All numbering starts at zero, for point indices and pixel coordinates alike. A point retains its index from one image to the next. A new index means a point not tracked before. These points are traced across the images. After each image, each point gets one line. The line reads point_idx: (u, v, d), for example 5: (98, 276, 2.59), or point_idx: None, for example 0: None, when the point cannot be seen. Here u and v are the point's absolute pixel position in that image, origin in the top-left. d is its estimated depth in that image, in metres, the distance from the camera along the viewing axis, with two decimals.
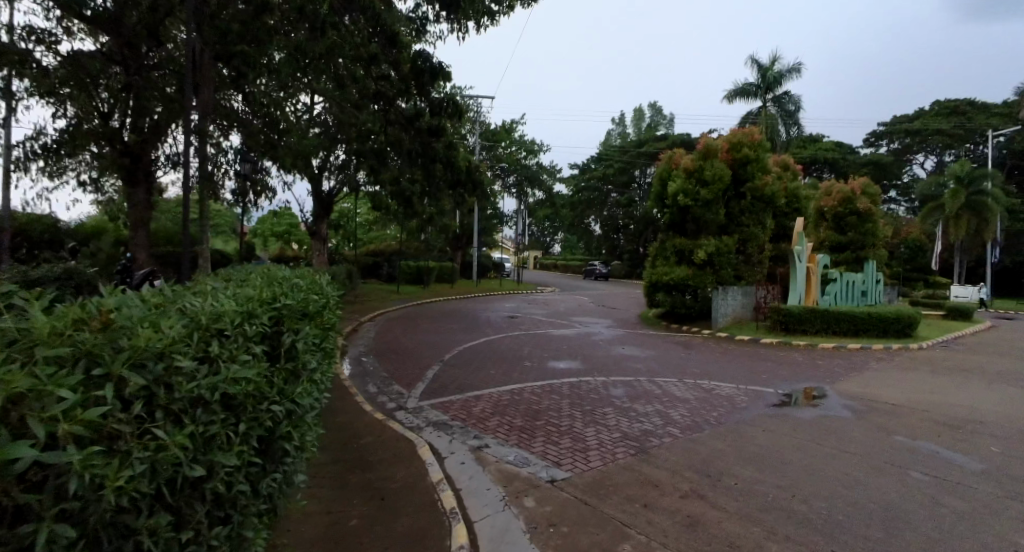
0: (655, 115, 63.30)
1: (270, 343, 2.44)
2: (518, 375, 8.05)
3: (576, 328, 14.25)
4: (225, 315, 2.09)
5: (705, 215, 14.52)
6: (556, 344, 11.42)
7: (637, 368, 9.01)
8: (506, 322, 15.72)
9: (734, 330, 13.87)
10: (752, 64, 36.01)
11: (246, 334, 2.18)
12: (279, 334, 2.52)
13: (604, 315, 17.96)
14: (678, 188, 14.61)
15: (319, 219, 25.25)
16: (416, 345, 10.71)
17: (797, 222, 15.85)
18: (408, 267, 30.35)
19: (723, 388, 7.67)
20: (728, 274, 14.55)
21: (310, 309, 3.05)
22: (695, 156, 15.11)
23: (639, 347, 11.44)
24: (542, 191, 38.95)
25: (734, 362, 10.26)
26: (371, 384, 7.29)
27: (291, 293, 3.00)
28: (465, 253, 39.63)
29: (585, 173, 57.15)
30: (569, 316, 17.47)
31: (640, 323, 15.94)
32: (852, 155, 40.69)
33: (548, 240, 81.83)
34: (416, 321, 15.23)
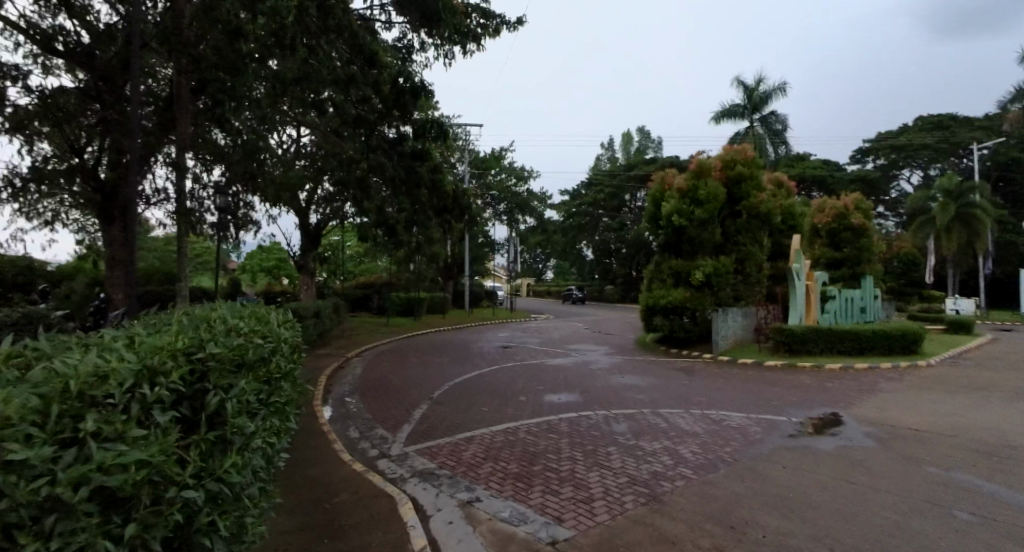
0: (643, 139, 64.34)
1: (185, 408, 1.90)
2: (513, 412, 7.48)
3: (572, 356, 13.70)
4: (114, 374, 1.52)
5: (701, 235, 14.27)
6: (553, 375, 10.83)
7: (640, 398, 8.45)
8: (500, 353, 15.12)
9: (737, 353, 13.37)
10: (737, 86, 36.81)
11: (147, 399, 1.61)
12: (203, 393, 1.97)
13: (601, 342, 17.46)
14: (672, 209, 14.40)
15: (308, 252, 24.82)
16: (404, 382, 10.08)
17: (793, 240, 15.61)
18: (400, 298, 29.86)
19: (733, 419, 7.14)
20: (727, 295, 14.18)
21: (251, 357, 2.51)
22: (688, 175, 14.94)
23: (640, 375, 10.90)
24: (534, 217, 38.94)
25: (741, 388, 9.74)
26: (354, 428, 6.70)
27: (227, 337, 2.46)
28: (457, 282, 39.24)
29: (577, 198, 57.52)
30: (565, 344, 16.95)
31: (638, 348, 15.43)
32: (839, 173, 41.16)
33: (542, 267, 81.79)
34: (407, 354, 14.61)
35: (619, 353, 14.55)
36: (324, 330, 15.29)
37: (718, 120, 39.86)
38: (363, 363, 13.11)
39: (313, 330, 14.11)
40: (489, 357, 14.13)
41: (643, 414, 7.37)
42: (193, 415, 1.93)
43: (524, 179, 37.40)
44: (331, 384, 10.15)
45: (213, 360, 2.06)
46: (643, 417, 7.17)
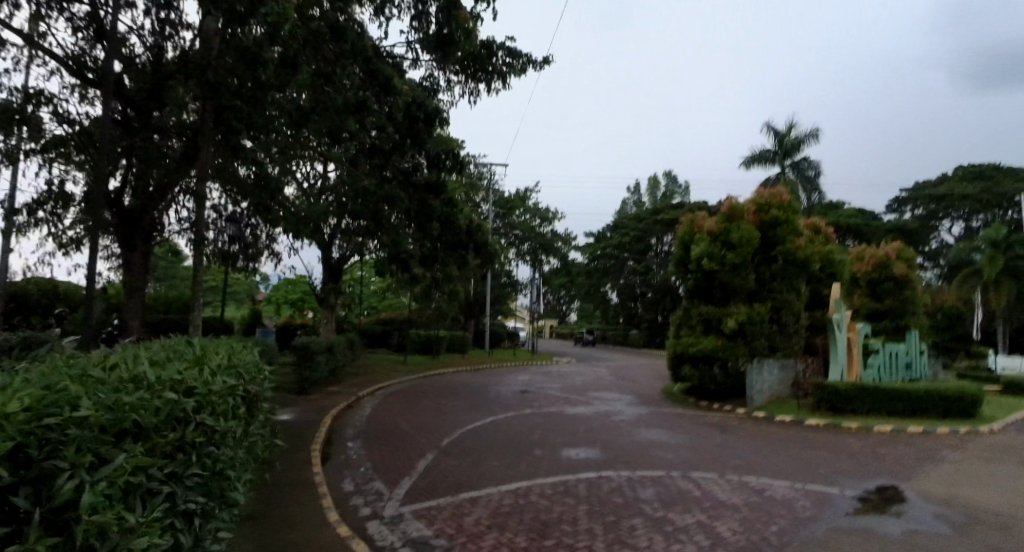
0: (670, 185, 64.33)
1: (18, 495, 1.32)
2: (527, 468, 6.71)
3: (593, 405, 12.82)
4: None
5: (734, 280, 13.48)
6: (572, 426, 10.01)
7: (670, 459, 7.56)
8: (516, 398, 14.30)
9: (773, 409, 12.23)
10: (768, 132, 36.54)
11: None
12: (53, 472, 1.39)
13: (625, 390, 16.47)
14: (703, 251, 13.74)
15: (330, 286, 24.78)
16: (411, 427, 9.39)
17: (833, 288, 14.65)
18: (419, 335, 29.44)
19: (777, 489, 6.20)
20: (762, 345, 13.21)
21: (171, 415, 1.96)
22: (718, 218, 14.35)
23: (667, 430, 9.98)
24: (558, 258, 38.60)
25: (782, 450, 8.69)
26: (349, 480, 6.05)
27: (132, 382, 1.92)
28: (478, 321, 38.72)
29: (602, 241, 57.19)
30: (586, 391, 16.02)
31: (665, 400, 14.41)
32: (874, 222, 39.86)
33: (565, 309, 80.86)
34: (420, 396, 13.90)
35: (644, 404, 13.59)
36: (337, 366, 14.81)
37: (747, 166, 39.57)
38: (372, 403, 12.46)
39: (324, 366, 13.67)
40: (504, 403, 13.32)
41: (673, 478, 6.50)
42: (37, 508, 1.26)
43: (550, 220, 37.34)
44: (334, 426, 9.52)
45: (95, 416, 1.52)
46: (672, 483, 6.31)
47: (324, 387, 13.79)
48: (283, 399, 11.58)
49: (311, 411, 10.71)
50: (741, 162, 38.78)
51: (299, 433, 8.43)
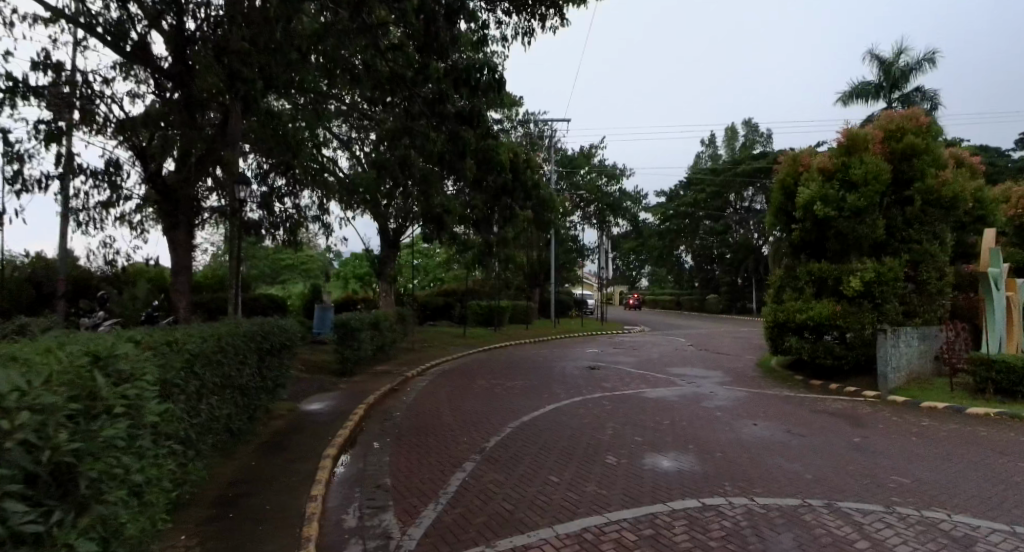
0: (750, 133, 58.16)
1: None
2: (594, 486, 4.93)
3: (676, 384, 10.77)
4: None
5: (856, 230, 10.51)
6: (652, 414, 8.11)
7: (800, 472, 5.39)
8: (583, 375, 12.52)
9: (917, 394, 9.27)
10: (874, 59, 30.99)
11: None
12: None
13: (710, 365, 14.16)
14: (813, 195, 10.84)
15: (387, 259, 24.04)
16: (452, 420, 7.92)
17: (988, 234, 11.23)
18: (480, 307, 28.31)
19: (996, 543, 3.91)
20: (896, 310, 10.25)
21: None
22: (831, 152, 11.29)
23: (775, 420, 7.76)
24: (625, 220, 35.75)
25: (958, 457, 6.18)
26: (354, 509, 4.56)
27: None
28: (542, 290, 37.05)
29: (674, 199, 53.02)
30: (665, 367, 13.87)
31: (762, 378, 12.02)
32: (1010, 160, 33.13)
33: (634, 275, 77.29)
34: (472, 375, 12.53)
35: (737, 382, 11.31)
36: (386, 344, 13.80)
37: (846, 103, 34.28)
38: (418, 386, 11.25)
39: (370, 345, 12.64)
40: (567, 381, 11.63)
41: (812, 511, 4.41)
42: None
43: (616, 179, 34.29)
44: (367, 419, 8.29)
45: None
46: (815, 522, 4.21)
47: (372, 368, 12.75)
48: (321, 383, 10.58)
49: (348, 396, 9.61)
50: (840, 98, 33.50)
51: (323, 428, 7.24)
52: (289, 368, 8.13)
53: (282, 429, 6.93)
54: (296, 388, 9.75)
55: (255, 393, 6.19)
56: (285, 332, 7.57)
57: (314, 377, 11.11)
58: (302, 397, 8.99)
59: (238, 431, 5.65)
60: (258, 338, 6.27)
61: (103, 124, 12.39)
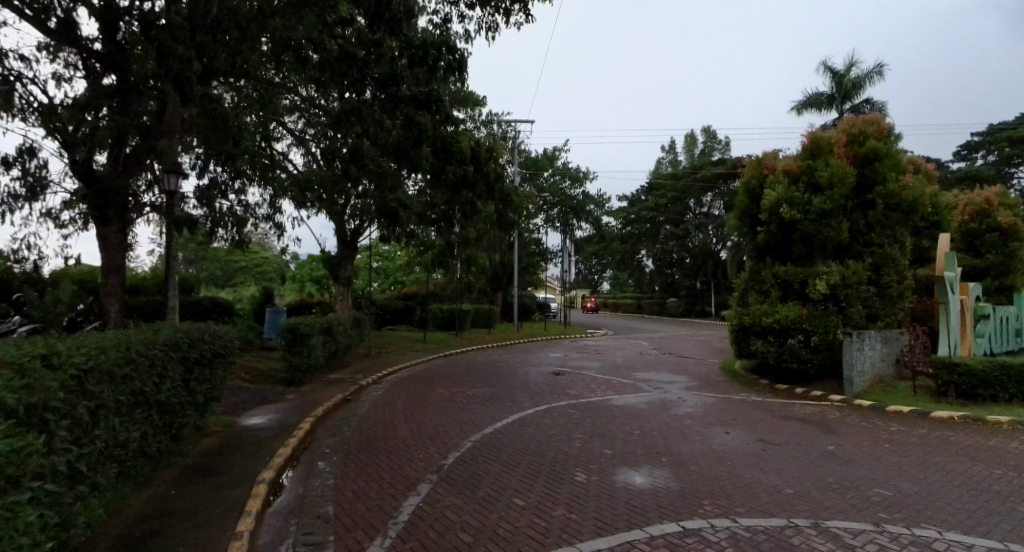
0: (708, 141, 59.93)
1: None
2: (565, 510, 4.40)
3: (644, 391, 10.47)
4: None
5: (822, 232, 10.62)
6: (623, 423, 7.69)
7: (783, 487, 5.05)
8: (548, 381, 12.05)
9: (882, 397, 9.35)
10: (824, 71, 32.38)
11: None
12: None
13: (675, 369, 14.00)
14: (780, 197, 10.86)
15: (345, 260, 23.00)
16: (408, 433, 7.25)
17: (942, 239, 11.52)
18: (442, 310, 27.55)
19: None
20: (859, 314, 10.35)
21: None
22: (796, 155, 11.40)
23: (747, 428, 7.52)
24: (589, 223, 35.87)
25: (932, 463, 6.04)
26: (285, 547, 3.84)
27: None
28: (506, 293, 36.60)
29: (636, 204, 53.79)
30: (631, 372, 13.63)
31: (728, 382, 11.92)
32: (945, 171, 35.29)
33: (597, 279, 78.06)
34: (431, 383, 11.83)
35: (704, 387, 11.12)
36: (340, 350, 12.93)
37: (800, 113, 35.71)
38: (372, 396, 10.46)
39: (322, 351, 11.78)
40: (533, 388, 11.14)
41: (800, 532, 4.05)
42: None
43: (581, 182, 34.36)
44: (313, 433, 7.49)
45: None
46: (806, 545, 3.83)
47: (324, 376, 11.87)
48: (266, 394, 9.69)
49: (295, 409, 8.78)
50: (794, 107, 34.90)
51: (261, 446, 6.44)
52: (225, 379, 7.27)
53: (213, 449, 6.10)
54: (236, 400, 8.84)
55: (179, 410, 5.38)
56: (220, 339, 6.74)
57: (257, 388, 10.16)
58: (241, 412, 8.11)
59: (155, 455, 4.84)
60: (184, 348, 5.47)
61: (21, 108, 11.04)
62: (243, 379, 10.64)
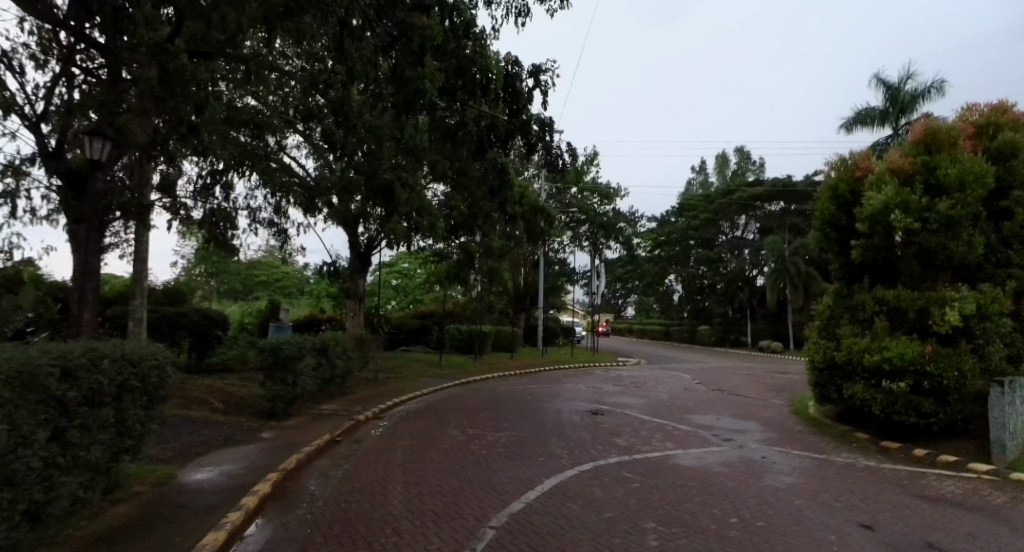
0: (741, 163, 57.51)
1: None
2: None
3: (710, 445, 8.17)
4: None
5: (948, 246, 8.36)
6: (705, 502, 5.41)
7: None
8: (585, 423, 9.82)
9: None
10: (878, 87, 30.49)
11: None
12: None
13: (736, 412, 11.58)
14: (888, 200, 8.58)
15: (357, 274, 21.32)
16: (402, 507, 5.04)
17: None
18: (460, 331, 25.49)
19: None
20: (999, 355, 8.00)
21: None
22: (903, 150, 9.28)
23: (887, 516, 5.23)
24: (619, 243, 33.80)
25: None
26: None
27: None
28: (528, 315, 34.56)
29: (665, 226, 51.32)
30: (682, 413, 11.32)
31: (812, 434, 9.55)
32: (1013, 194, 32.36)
33: (621, 303, 75.25)
34: (445, 420, 9.65)
35: (786, 441, 8.75)
36: (336, 375, 10.99)
37: (848, 130, 33.36)
38: (369, 437, 8.32)
39: (313, 377, 9.82)
40: (567, 431, 8.97)
41: None
42: None
43: (611, 198, 32.43)
44: (274, 500, 5.37)
45: None
46: None
47: (314, 409, 9.84)
48: (236, 432, 7.79)
49: (264, 455, 6.80)
50: (842, 124, 32.64)
51: (189, 522, 4.39)
52: (155, 417, 5.33)
53: (112, 529, 4.12)
54: (193, 441, 6.91)
55: (43, 479, 3.44)
56: (143, 366, 4.83)
57: (227, 424, 8.19)
58: (189, 460, 6.17)
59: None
60: (59, 381, 3.54)
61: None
62: (214, 410, 8.72)
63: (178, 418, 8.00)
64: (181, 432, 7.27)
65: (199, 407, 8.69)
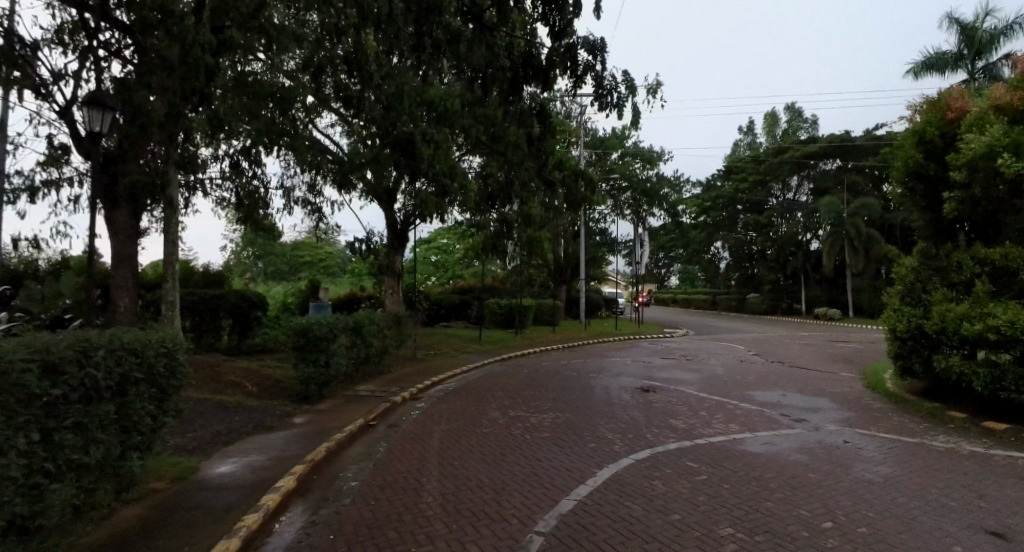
0: (794, 119, 53.47)
1: None
2: None
3: (780, 427, 7.27)
4: None
5: None
6: (785, 499, 4.59)
7: None
8: (635, 401, 9.09)
9: None
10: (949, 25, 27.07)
11: None
12: None
13: (803, 387, 10.51)
14: (998, 141, 7.20)
15: (394, 252, 21.01)
16: (437, 508, 4.43)
17: None
18: (499, 306, 25.02)
19: None
20: None
21: None
22: (1016, 82, 7.82)
23: (1017, 514, 4.27)
24: (663, 210, 32.11)
25: None
26: None
27: None
28: (569, 288, 33.68)
29: (711, 190, 48.73)
30: (742, 389, 10.37)
31: (896, 412, 8.43)
32: None
33: (665, 273, 72.91)
34: (485, 401, 9.12)
35: (866, 421, 7.72)
36: (371, 355, 10.67)
37: (915, 76, 29.78)
38: (405, 420, 7.86)
39: (348, 358, 9.49)
40: (616, 411, 8.27)
41: None
42: None
43: (654, 163, 30.62)
44: (298, 497, 4.89)
45: None
46: None
47: (350, 390, 9.55)
48: (267, 417, 7.52)
49: (293, 442, 6.45)
50: (908, 71, 29.18)
51: (200, 527, 3.94)
52: (170, 410, 4.95)
53: (116, 533, 3.70)
54: (222, 429, 6.65)
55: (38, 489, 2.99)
56: (146, 356, 4.36)
57: (260, 408, 7.97)
58: (215, 450, 5.88)
59: None
60: (39, 382, 2.97)
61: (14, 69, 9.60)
62: (249, 395, 8.55)
63: (211, 403, 7.83)
64: (211, 418, 7.04)
65: (232, 391, 8.52)
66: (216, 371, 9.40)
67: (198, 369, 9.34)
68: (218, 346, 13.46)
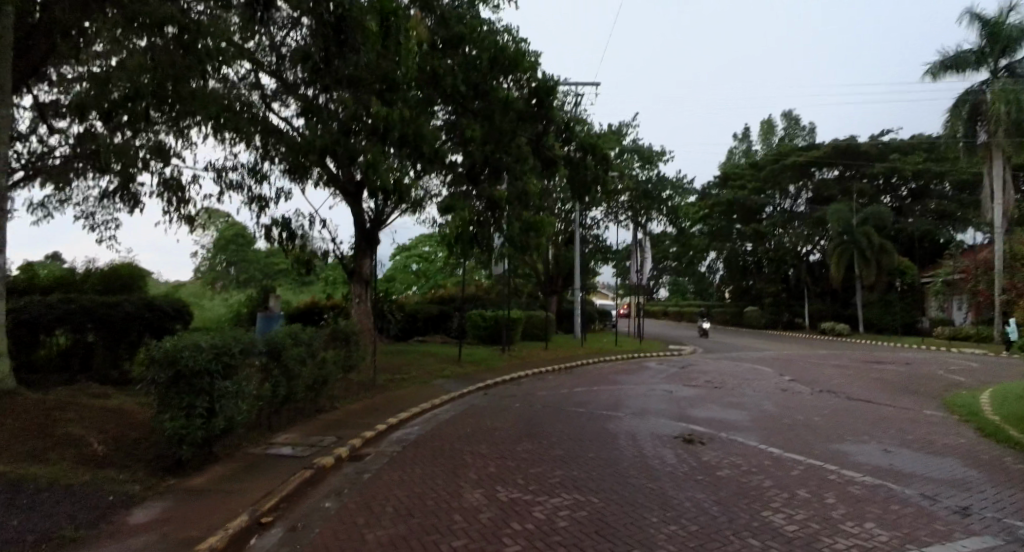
0: (790, 127, 52.04)
1: None
2: None
3: (954, 531, 4.34)
4: None
5: None
6: None
7: None
8: (683, 465, 6.09)
9: None
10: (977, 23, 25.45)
11: None
12: None
13: (901, 437, 7.65)
14: None
15: (365, 255, 17.79)
16: None
17: None
18: (482, 319, 21.90)
19: None
20: None
21: None
22: None
23: None
24: (664, 214, 29.59)
25: None
26: None
27: None
28: (560, 299, 30.90)
29: (706, 198, 46.65)
30: (823, 440, 7.42)
31: None
32: None
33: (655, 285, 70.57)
34: (459, 467, 5.96)
35: None
36: (298, 389, 7.54)
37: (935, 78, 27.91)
38: (322, 514, 4.64)
39: (254, 399, 6.36)
40: (663, 489, 5.25)
41: None
42: None
43: (653, 163, 28.25)
44: None
45: None
46: None
47: (258, 449, 6.41)
48: (85, 510, 4.35)
49: None
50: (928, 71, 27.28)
51: None
52: None
53: None
54: None
55: None
56: None
57: (86, 487, 4.81)
58: None
59: None
60: None
61: None
62: (86, 460, 5.39)
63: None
64: None
65: (53, 454, 5.31)
66: (54, 417, 6.23)
67: (26, 415, 6.14)
68: (114, 372, 10.15)
